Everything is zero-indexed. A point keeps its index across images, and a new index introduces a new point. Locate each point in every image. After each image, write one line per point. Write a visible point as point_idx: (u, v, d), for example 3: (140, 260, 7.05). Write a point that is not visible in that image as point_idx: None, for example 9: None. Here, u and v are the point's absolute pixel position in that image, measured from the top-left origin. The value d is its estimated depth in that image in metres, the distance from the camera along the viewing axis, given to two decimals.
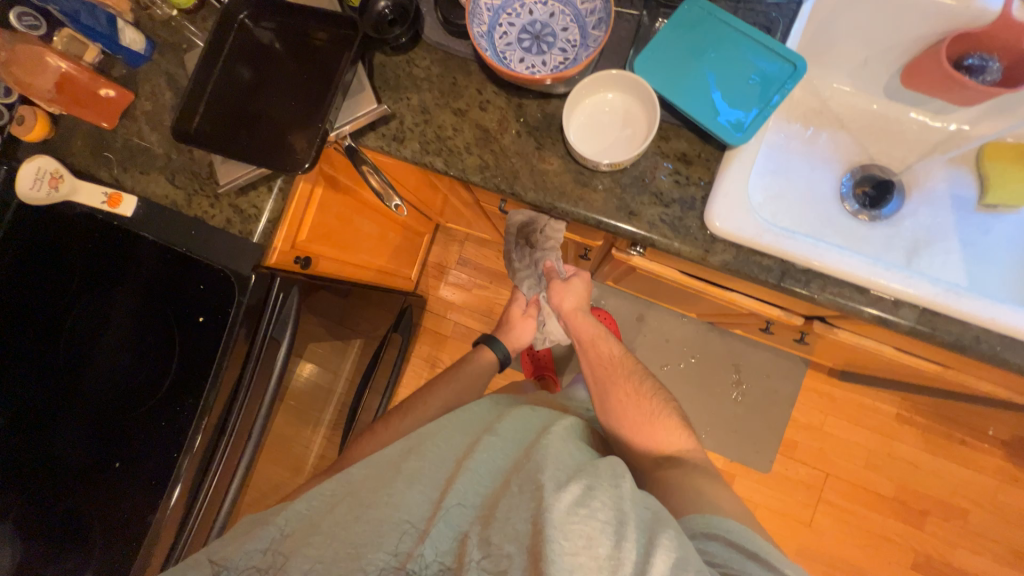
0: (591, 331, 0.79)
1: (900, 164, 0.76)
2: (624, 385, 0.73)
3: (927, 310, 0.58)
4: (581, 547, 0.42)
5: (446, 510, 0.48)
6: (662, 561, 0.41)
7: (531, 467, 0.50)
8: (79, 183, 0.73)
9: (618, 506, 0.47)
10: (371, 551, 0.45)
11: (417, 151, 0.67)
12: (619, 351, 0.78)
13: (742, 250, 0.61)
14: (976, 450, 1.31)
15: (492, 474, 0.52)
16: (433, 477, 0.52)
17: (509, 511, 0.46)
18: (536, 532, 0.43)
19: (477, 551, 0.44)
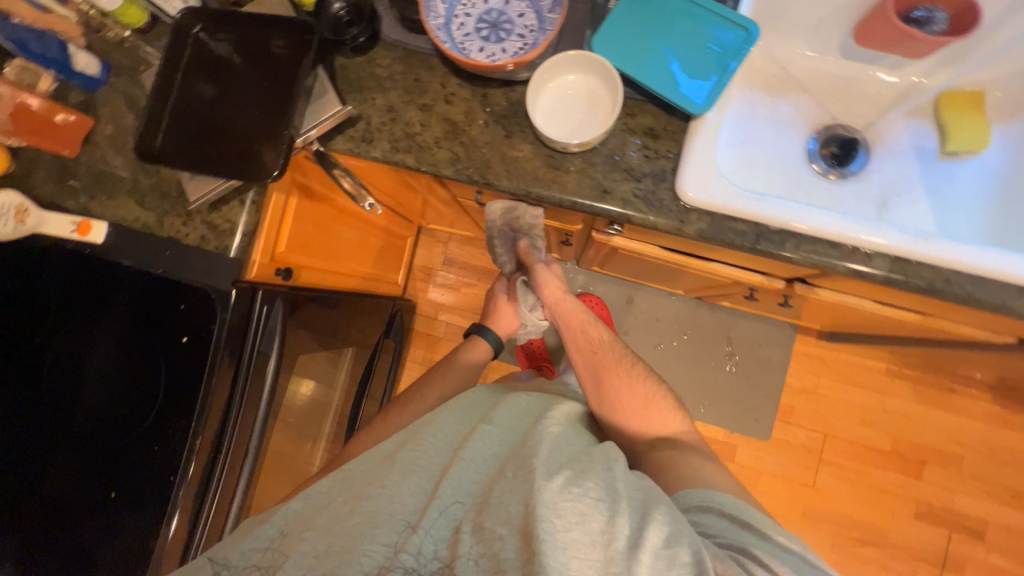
0: (578, 317, 0.78)
1: (862, 122, 0.77)
2: (616, 370, 0.72)
3: (898, 258, 0.59)
4: (574, 523, 0.43)
5: (441, 499, 0.47)
6: (654, 534, 0.43)
7: (523, 451, 0.51)
8: (47, 215, 0.72)
9: (609, 483, 0.48)
10: (365, 543, 0.44)
11: (387, 150, 0.67)
12: (608, 336, 0.77)
13: (716, 217, 0.62)
14: (966, 396, 1.34)
15: (486, 459, 0.52)
16: (427, 468, 0.52)
17: (502, 496, 0.46)
18: (529, 511, 0.43)
19: (472, 535, 0.44)
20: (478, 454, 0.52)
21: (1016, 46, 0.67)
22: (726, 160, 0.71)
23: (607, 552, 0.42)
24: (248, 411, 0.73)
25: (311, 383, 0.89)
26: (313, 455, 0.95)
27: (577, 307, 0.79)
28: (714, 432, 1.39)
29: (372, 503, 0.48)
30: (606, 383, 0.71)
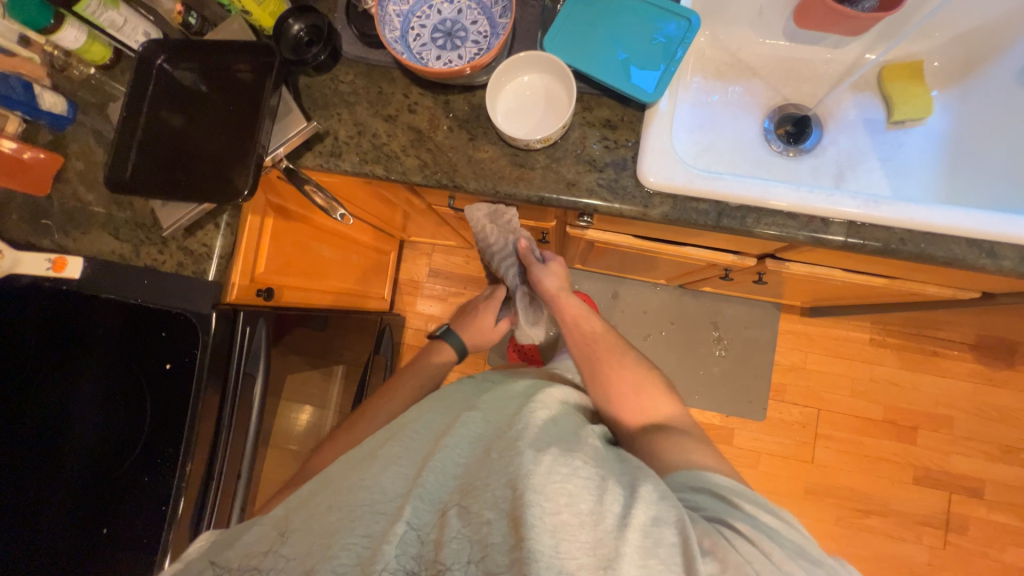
0: (576, 308, 0.80)
1: (813, 100, 0.80)
2: (610, 351, 0.75)
3: (854, 222, 0.62)
4: (563, 504, 0.44)
5: (425, 487, 0.48)
6: (641, 514, 0.44)
7: (510, 433, 0.51)
8: (21, 255, 0.72)
9: (595, 463, 0.49)
10: (345, 535, 0.46)
11: (356, 163, 0.68)
12: (600, 327, 0.79)
13: (678, 199, 0.64)
14: (948, 358, 1.38)
15: (470, 445, 0.53)
16: (408, 462, 0.52)
17: (488, 478, 0.47)
18: (517, 495, 0.44)
19: (457, 519, 0.45)
20: (462, 440, 0.53)
21: (939, 17, 0.71)
22: (685, 143, 0.74)
23: (596, 532, 0.43)
24: (238, 429, 0.73)
25: (307, 408, 0.91)
26: None
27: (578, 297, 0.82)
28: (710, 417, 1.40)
29: (351, 501, 0.48)
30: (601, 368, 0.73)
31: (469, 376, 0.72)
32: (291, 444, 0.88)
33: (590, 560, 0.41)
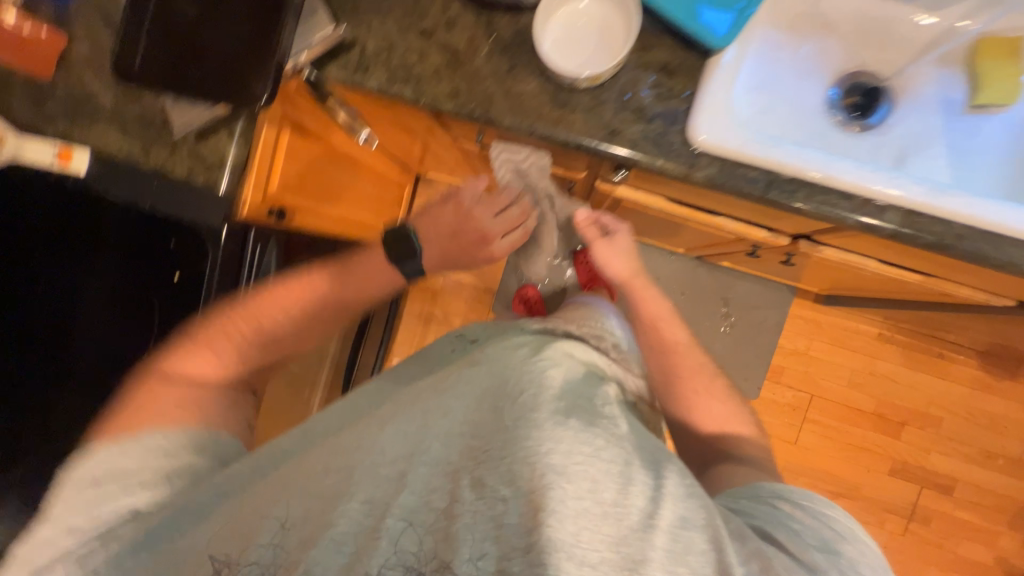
0: (659, 308, 0.73)
1: (890, 69, 0.73)
2: (690, 361, 0.69)
3: (911, 211, 0.57)
4: (586, 491, 0.39)
5: (432, 452, 0.44)
6: (671, 512, 0.40)
7: (526, 398, 0.45)
8: (22, 143, 0.66)
9: (622, 443, 0.43)
10: (345, 500, 0.42)
11: (384, 81, 0.63)
12: (684, 338, 0.71)
13: (726, 163, 0.59)
14: (953, 363, 1.37)
15: (479, 404, 0.46)
16: (410, 413, 0.46)
17: (502, 450, 0.41)
18: (536, 476, 0.39)
19: (470, 491, 0.41)
20: (470, 396, 0.47)
21: None
22: (743, 100, 0.68)
23: (620, 527, 0.39)
24: None
25: None
26: (311, 400, 0.99)
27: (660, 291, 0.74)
28: None
29: (349, 454, 0.45)
30: (677, 384, 0.68)
31: (458, 329, 0.69)
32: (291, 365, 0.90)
33: (612, 557, 0.37)
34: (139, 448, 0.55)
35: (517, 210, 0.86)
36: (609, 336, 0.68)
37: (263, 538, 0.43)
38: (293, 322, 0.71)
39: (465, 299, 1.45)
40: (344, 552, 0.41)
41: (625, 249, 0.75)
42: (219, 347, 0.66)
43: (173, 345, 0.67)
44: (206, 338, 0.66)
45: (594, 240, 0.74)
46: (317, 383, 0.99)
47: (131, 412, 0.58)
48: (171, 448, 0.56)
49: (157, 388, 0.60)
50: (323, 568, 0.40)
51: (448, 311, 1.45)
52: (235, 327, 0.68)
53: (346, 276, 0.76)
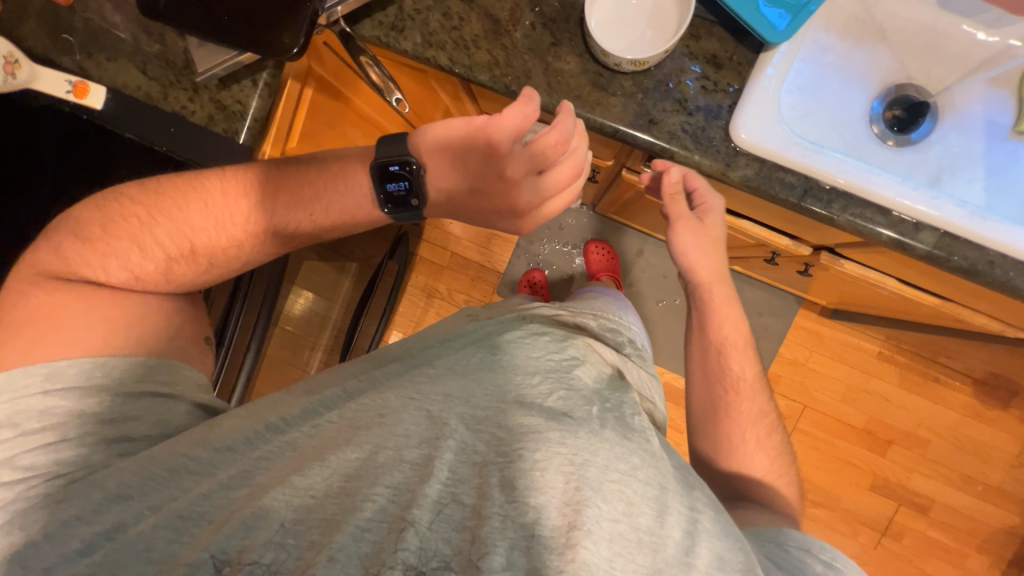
0: (734, 330, 0.64)
1: (937, 85, 0.71)
2: (751, 405, 0.61)
3: (946, 234, 0.57)
4: (622, 514, 0.40)
5: (462, 443, 0.43)
6: (705, 550, 0.40)
7: (562, 406, 0.46)
8: (40, 70, 0.65)
9: (657, 467, 0.44)
10: (368, 485, 0.40)
11: (419, 44, 0.60)
12: (752, 372, 0.63)
13: (765, 165, 0.58)
14: (948, 388, 1.38)
15: (512, 399, 0.46)
16: (435, 397, 0.46)
17: (539, 457, 0.41)
18: (574, 490, 0.39)
19: (500, 492, 0.40)
20: (504, 391, 0.47)
21: None
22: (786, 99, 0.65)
23: (654, 557, 0.39)
24: (251, 302, 0.74)
25: (310, 295, 0.94)
26: (310, 362, 0.97)
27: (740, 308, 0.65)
28: None
29: (369, 430, 0.44)
30: (728, 423, 0.61)
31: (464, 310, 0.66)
32: (289, 325, 0.91)
33: None
34: (37, 373, 0.48)
35: (569, 164, 0.57)
36: (626, 333, 0.69)
37: (286, 516, 0.40)
38: (230, 239, 0.58)
39: (469, 277, 1.44)
40: (369, 541, 0.38)
41: (711, 238, 0.63)
42: (130, 259, 0.55)
43: (62, 249, 0.55)
44: (107, 242, 0.55)
45: (677, 220, 0.62)
46: (317, 346, 0.96)
47: (24, 331, 0.50)
48: (58, 368, 0.49)
49: (48, 297, 0.52)
50: (346, 558, 0.37)
51: (452, 288, 1.44)
52: (153, 237, 0.56)
53: (294, 192, 0.59)
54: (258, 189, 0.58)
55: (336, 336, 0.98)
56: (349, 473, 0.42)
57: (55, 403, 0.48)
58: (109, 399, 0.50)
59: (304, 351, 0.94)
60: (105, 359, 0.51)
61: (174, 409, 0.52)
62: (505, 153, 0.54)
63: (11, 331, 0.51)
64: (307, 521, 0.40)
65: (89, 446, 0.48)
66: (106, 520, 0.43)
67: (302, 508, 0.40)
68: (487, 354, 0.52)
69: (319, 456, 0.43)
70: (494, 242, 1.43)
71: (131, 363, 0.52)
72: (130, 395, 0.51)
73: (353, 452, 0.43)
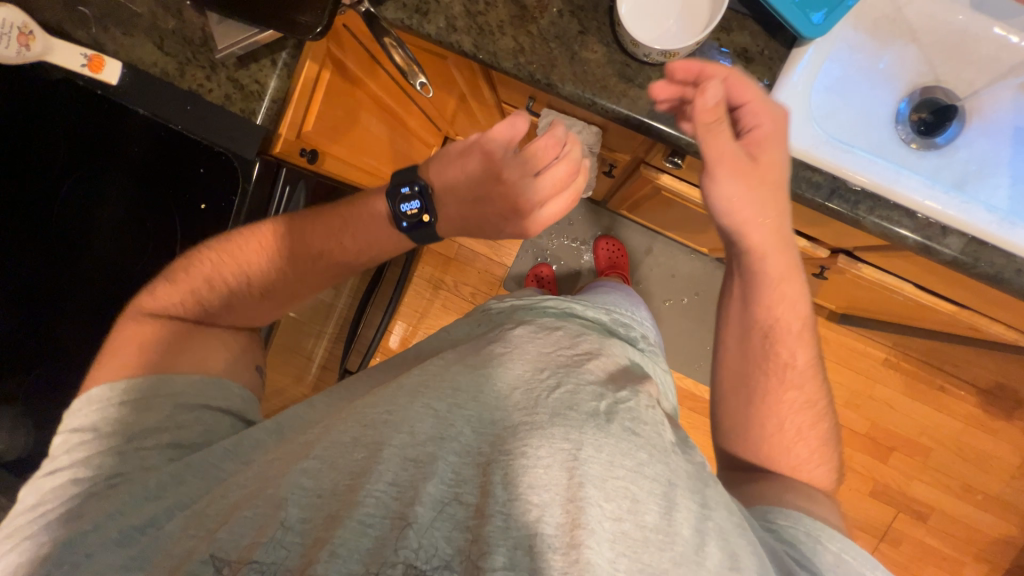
0: (789, 311, 0.58)
1: (966, 88, 0.69)
2: (793, 391, 0.57)
3: (973, 240, 0.56)
4: (626, 512, 0.39)
5: (466, 443, 0.42)
6: (715, 548, 0.40)
7: (567, 398, 0.45)
8: (54, 43, 0.65)
9: (667, 463, 0.43)
10: (370, 481, 0.40)
11: (443, 28, 0.59)
12: (803, 360, 0.58)
13: (792, 165, 0.57)
14: (952, 396, 1.37)
15: (515, 391, 0.45)
16: (441, 396, 0.46)
17: (540, 450, 0.40)
18: (577, 487, 0.39)
19: (502, 489, 0.39)
20: (507, 383, 0.46)
21: None
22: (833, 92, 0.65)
23: (661, 555, 0.38)
24: None
25: None
26: (313, 351, 0.97)
27: (802, 283, 0.58)
28: (703, 392, 1.41)
29: (378, 428, 0.43)
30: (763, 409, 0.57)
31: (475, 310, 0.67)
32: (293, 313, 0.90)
33: None
34: (119, 387, 0.52)
35: (563, 166, 0.56)
36: (638, 328, 0.68)
37: (291, 515, 0.39)
38: (276, 269, 0.61)
39: (475, 270, 1.44)
40: (369, 537, 0.37)
41: (765, 181, 0.52)
42: (201, 295, 0.59)
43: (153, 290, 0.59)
44: (184, 280, 0.59)
45: (719, 163, 0.51)
46: (323, 333, 0.97)
47: (120, 351, 0.55)
48: (135, 387, 0.52)
49: (131, 332, 0.56)
50: (348, 553, 0.36)
51: (457, 280, 1.43)
52: (218, 274, 0.60)
53: (333, 220, 0.62)
54: (294, 223, 0.62)
55: (342, 325, 1.01)
56: (352, 473, 0.41)
57: (127, 412, 0.51)
58: (171, 408, 0.51)
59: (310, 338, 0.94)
60: (171, 376, 0.53)
61: (221, 422, 0.54)
62: (500, 159, 0.56)
63: (104, 357, 0.55)
64: (313, 519, 0.39)
65: (149, 450, 0.49)
66: (141, 515, 0.43)
67: (310, 507, 0.40)
68: (489, 349, 0.51)
69: (331, 449, 0.43)
70: None
71: (196, 381, 0.54)
72: (188, 408, 0.52)
73: (360, 452, 0.42)
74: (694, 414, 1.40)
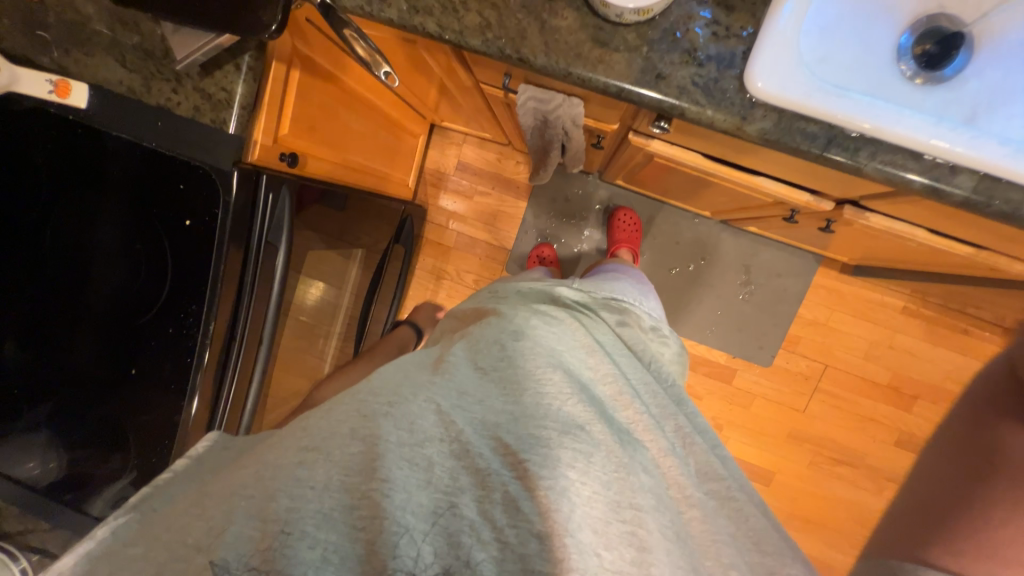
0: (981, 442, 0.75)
1: (974, 13, 0.64)
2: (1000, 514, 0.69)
3: (986, 176, 0.52)
4: (604, 544, 0.47)
5: (464, 449, 0.50)
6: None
7: (576, 420, 0.55)
8: (18, 71, 0.64)
9: (645, 497, 0.52)
10: None
11: (404, 11, 0.56)
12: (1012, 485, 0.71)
13: (785, 116, 0.54)
14: (978, 339, 1.31)
15: (532, 419, 0.53)
16: (447, 393, 0.55)
17: (542, 478, 0.49)
18: (568, 515, 0.47)
19: (503, 512, 0.46)
20: (525, 400, 0.55)
21: None
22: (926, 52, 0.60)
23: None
24: (259, 302, 0.71)
25: (320, 284, 0.87)
26: (325, 351, 0.96)
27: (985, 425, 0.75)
28: (717, 356, 1.39)
29: (376, 420, 0.50)
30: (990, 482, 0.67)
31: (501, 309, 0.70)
32: (302, 316, 0.85)
33: None
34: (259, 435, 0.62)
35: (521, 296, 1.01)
36: (641, 328, 0.75)
37: None
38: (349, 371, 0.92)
39: (474, 256, 1.43)
40: (361, 541, 0.43)
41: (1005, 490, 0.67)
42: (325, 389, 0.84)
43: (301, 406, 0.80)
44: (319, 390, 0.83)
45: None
46: (331, 334, 0.95)
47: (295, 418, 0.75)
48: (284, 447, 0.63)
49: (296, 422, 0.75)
50: (341, 558, 0.42)
51: (459, 269, 1.43)
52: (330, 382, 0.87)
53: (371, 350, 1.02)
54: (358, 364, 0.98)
55: (347, 323, 1.00)
56: (350, 468, 0.46)
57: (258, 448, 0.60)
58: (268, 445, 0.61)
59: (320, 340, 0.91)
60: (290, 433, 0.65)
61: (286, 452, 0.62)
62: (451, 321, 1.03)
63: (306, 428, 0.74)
64: (299, 513, 0.43)
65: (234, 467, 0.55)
66: None
67: None
68: (507, 369, 0.58)
69: None
70: (500, 219, 1.41)
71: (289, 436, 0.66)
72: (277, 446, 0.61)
73: (356, 446, 0.48)
74: (709, 379, 1.40)
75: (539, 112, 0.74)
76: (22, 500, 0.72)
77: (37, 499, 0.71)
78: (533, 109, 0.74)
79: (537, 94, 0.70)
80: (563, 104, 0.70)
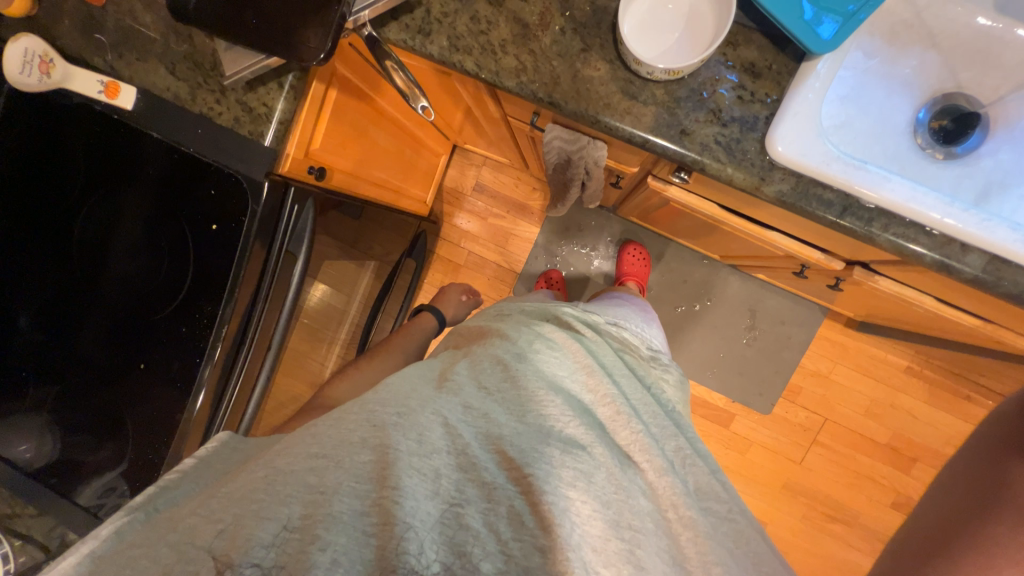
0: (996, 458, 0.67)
1: (991, 95, 0.66)
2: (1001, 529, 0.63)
3: (995, 257, 0.54)
4: (602, 561, 0.49)
5: (470, 461, 0.51)
6: None
7: (576, 439, 0.56)
8: (73, 70, 0.68)
9: (641, 520, 0.53)
10: None
11: (445, 48, 0.59)
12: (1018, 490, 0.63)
13: (802, 180, 0.56)
14: (979, 406, 1.30)
15: (532, 438, 0.54)
16: (453, 407, 0.56)
17: (543, 498, 0.49)
18: (568, 533, 0.48)
19: (508, 524, 0.47)
20: (528, 420, 0.56)
21: None
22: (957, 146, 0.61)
23: None
24: (272, 305, 0.72)
25: (327, 289, 0.87)
26: (327, 358, 0.96)
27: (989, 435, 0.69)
28: (716, 399, 1.39)
29: (386, 429, 0.51)
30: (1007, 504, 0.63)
31: (506, 330, 0.70)
32: (308, 322, 0.85)
33: None
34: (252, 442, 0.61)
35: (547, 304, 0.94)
36: (645, 349, 0.75)
37: None
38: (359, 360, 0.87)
39: (483, 276, 1.44)
40: (371, 546, 0.43)
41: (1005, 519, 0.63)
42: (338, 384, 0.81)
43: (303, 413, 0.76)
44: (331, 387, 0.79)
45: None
46: (335, 342, 0.95)
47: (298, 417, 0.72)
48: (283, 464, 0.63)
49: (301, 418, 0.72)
50: (348, 562, 0.42)
51: None
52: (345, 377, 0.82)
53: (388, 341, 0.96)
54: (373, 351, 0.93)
55: (352, 332, 1.01)
56: (361, 475, 0.47)
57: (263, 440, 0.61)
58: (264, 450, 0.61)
59: (323, 346, 0.91)
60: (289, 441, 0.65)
61: None
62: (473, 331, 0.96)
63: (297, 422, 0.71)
64: (313, 516, 0.44)
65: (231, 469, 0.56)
66: None
67: None
68: (510, 388, 0.59)
69: None
70: (512, 241, 1.43)
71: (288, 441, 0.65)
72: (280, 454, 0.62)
73: (367, 455, 0.48)
74: (706, 421, 1.39)
75: (562, 150, 0.76)
76: (15, 483, 0.72)
77: (31, 484, 0.71)
78: (558, 146, 0.75)
79: (563, 132, 0.72)
80: (586, 143, 0.72)
